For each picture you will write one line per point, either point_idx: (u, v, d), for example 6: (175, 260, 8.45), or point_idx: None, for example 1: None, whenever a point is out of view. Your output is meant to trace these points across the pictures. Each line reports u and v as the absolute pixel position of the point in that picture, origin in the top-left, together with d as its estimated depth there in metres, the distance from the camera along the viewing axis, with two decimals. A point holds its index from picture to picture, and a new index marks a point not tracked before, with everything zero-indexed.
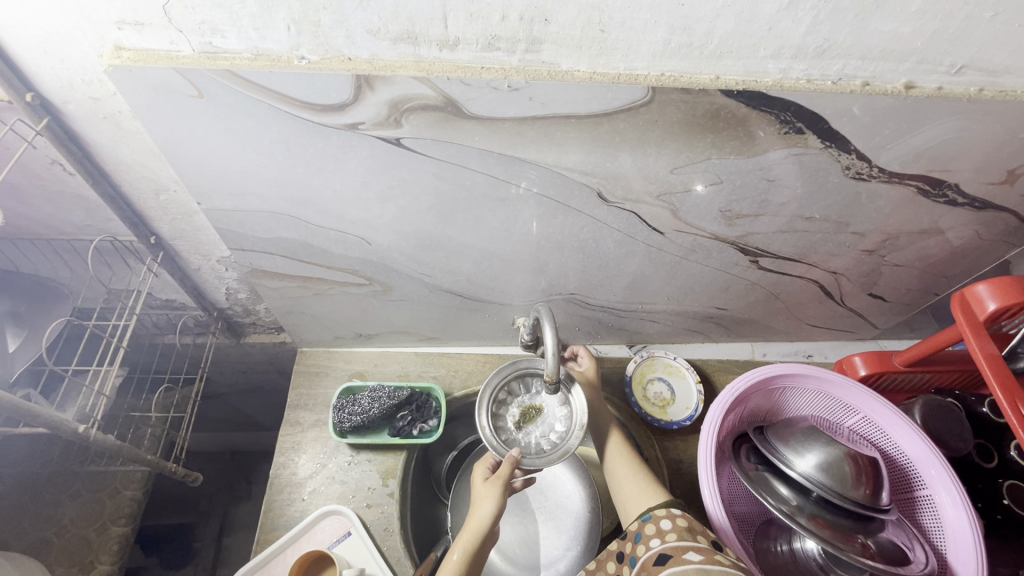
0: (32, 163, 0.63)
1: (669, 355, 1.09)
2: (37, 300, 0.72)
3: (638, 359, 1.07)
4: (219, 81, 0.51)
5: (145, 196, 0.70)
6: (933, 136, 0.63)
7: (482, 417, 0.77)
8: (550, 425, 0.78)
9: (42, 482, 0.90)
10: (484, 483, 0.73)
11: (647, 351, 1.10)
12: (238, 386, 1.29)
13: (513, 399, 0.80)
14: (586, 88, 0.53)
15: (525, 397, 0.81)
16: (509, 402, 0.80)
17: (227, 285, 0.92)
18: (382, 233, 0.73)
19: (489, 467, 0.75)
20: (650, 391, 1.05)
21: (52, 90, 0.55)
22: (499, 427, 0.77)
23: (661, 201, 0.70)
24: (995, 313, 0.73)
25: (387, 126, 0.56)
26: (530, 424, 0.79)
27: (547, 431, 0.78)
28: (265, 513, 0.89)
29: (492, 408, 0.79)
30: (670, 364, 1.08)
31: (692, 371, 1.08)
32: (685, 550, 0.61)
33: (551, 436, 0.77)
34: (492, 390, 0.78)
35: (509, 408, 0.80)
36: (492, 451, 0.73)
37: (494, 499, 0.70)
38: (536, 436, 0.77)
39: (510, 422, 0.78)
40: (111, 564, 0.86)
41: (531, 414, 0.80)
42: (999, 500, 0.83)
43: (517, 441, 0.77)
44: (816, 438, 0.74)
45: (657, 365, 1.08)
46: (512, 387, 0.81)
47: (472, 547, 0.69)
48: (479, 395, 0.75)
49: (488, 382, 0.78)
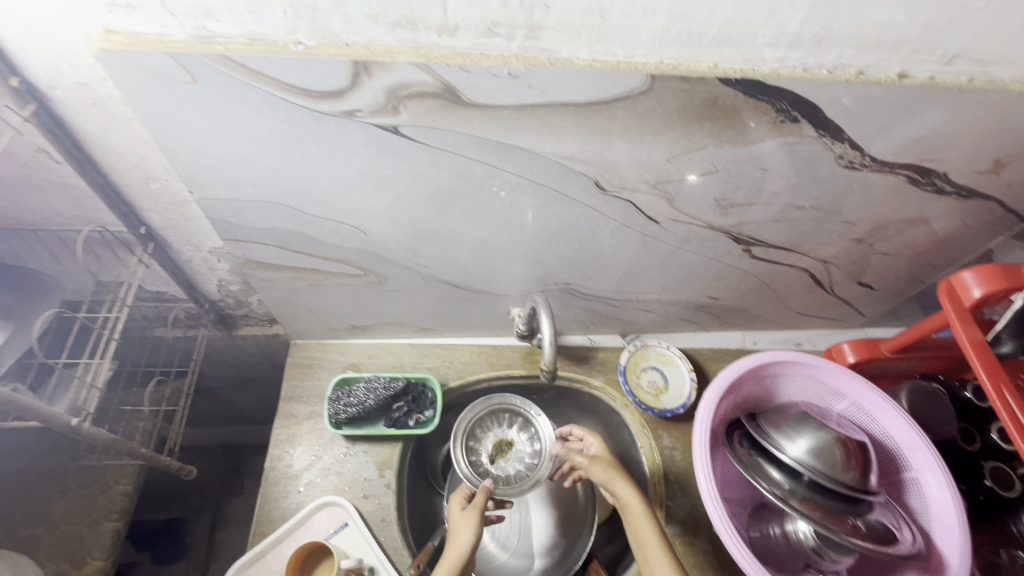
0: (18, 151, 0.61)
1: (662, 344, 1.10)
2: (23, 292, 0.70)
3: (631, 348, 1.08)
4: (213, 65, 0.49)
5: (136, 185, 0.68)
6: (922, 126, 0.64)
7: (458, 452, 0.94)
8: (520, 454, 0.99)
9: (33, 478, 0.88)
10: (460, 510, 0.78)
11: (640, 341, 1.11)
12: (230, 380, 1.28)
13: (487, 435, 0.99)
14: (585, 75, 0.53)
15: (497, 434, 1.00)
16: (483, 436, 0.99)
17: (219, 277, 0.91)
18: (378, 223, 0.72)
19: (465, 497, 0.81)
20: (644, 379, 1.07)
21: (39, 75, 0.54)
22: (476, 460, 0.96)
23: (657, 190, 0.71)
24: (980, 300, 0.75)
25: (385, 113, 0.55)
26: (503, 456, 0.98)
27: (517, 461, 0.98)
28: (261, 505, 0.88)
29: (467, 443, 0.96)
30: (663, 353, 1.09)
31: (685, 360, 1.09)
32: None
33: (520, 466, 0.97)
34: (465, 424, 0.95)
35: (483, 442, 0.98)
36: (465, 480, 0.91)
37: (472, 522, 0.75)
38: (510, 466, 0.97)
39: (485, 456, 0.97)
40: (104, 560, 0.86)
41: (503, 447, 0.99)
42: (981, 481, 0.86)
43: (492, 472, 0.95)
44: (807, 423, 0.76)
45: (651, 355, 1.09)
46: (487, 424, 0.99)
47: (454, 570, 0.69)
48: (455, 433, 0.93)
49: (461, 419, 0.96)
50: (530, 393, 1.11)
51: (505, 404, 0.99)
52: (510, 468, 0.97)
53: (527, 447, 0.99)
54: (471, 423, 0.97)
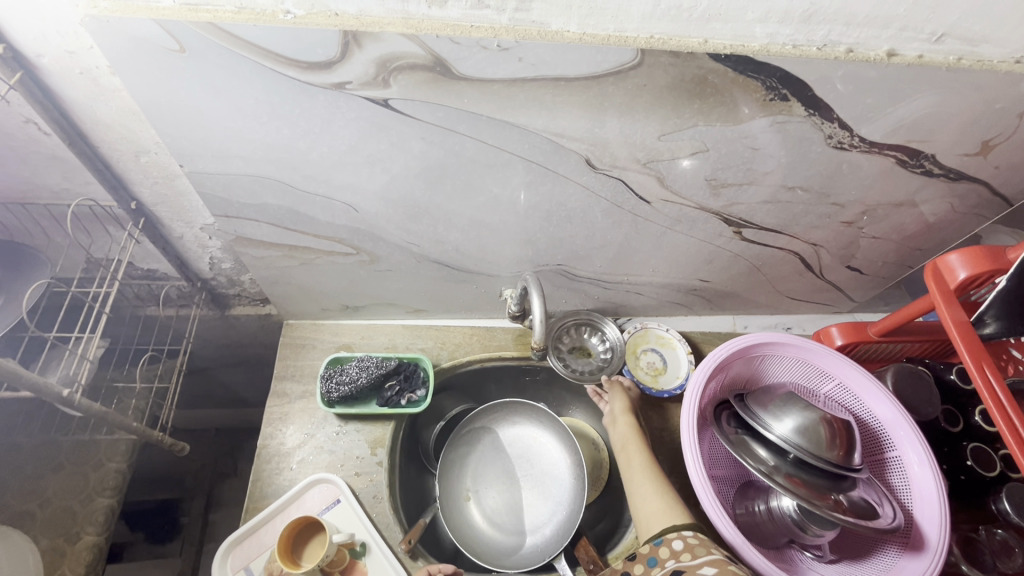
0: (5, 122, 0.61)
1: (662, 327, 1.12)
2: (15, 267, 0.71)
3: (632, 330, 1.10)
4: (202, 34, 0.49)
5: (125, 158, 0.68)
6: (911, 107, 0.65)
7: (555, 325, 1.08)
8: (593, 362, 1.08)
9: (27, 453, 0.89)
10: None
11: (640, 323, 1.12)
12: (223, 361, 1.28)
13: (578, 336, 1.11)
14: (575, 49, 0.53)
15: (586, 340, 1.11)
16: (577, 336, 1.10)
17: (211, 255, 0.90)
18: (369, 200, 0.72)
19: None
20: (643, 360, 1.08)
21: (26, 43, 0.53)
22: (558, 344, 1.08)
23: (648, 169, 0.71)
24: (965, 281, 0.77)
25: (375, 86, 0.55)
26: (579, 357, 1.09)
27: (586, 365, 1.08)
28: (253, 482, 0.89)
29: (563, 327, 1.09)
30: (663, 336, 1.11)
31: (684, 343, 1.10)
32: (698, 565, 0.62)
33: (587, 367, 1.07)
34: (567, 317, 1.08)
35: (571, 339, 1.10)
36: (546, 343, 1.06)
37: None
38: (579, 364, 1.07)
39: (566, 346, 1.09)
40: (98, 535, 0.86)
41: (584, 352, 1.10)
42: (963, 461, 0.87)
43: (563, 356, 1.07)
44: (794, 403, 0.77)
45: (650, 337, 1.11)
46: (582, 329, 1.11)
47: None
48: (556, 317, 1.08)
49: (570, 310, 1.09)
50: (523, 374, 1.12)
51: (600, 321, 1.10)
52: (577, 364, 1.07)
53: (600, 362, 1.08)
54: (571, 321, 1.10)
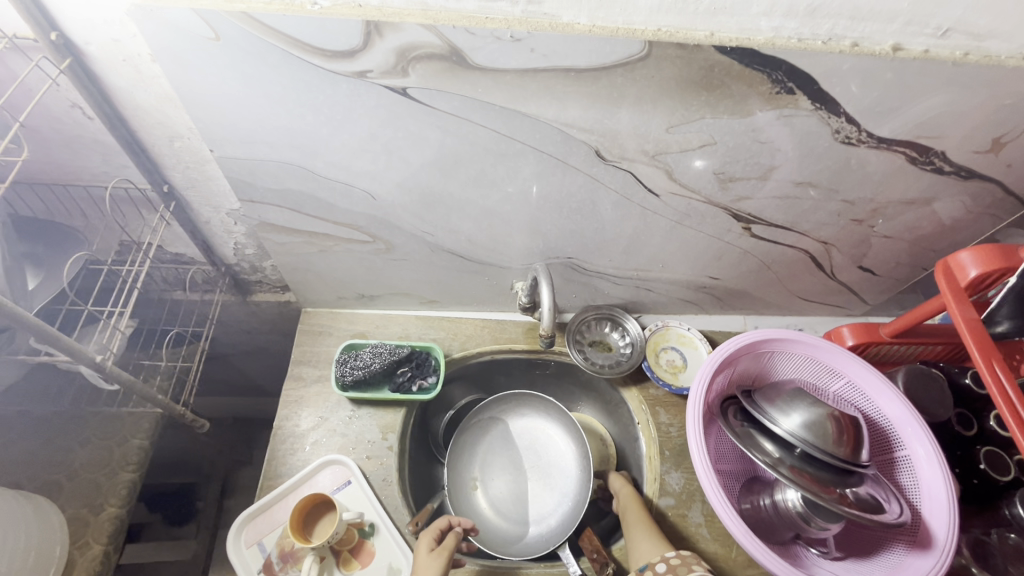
0: (53, 106, 0.65)
1: (683, 326, 1.14)
2: (55, 245, 0.76)
3: (653, 328, 1.12)
4: (235, 23, 0.53)
5: (160, 143, 0.72)
6: (920, 102, 0.66)
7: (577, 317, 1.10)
8: (613, 356, 1.09)
9: (57, 426, 0.94)
10: (428, 553, 0.77)
11: (662, 321, 1.15)
12: (243, 348, 1.32)
13: (600, 331, 1.12)
14: (585, 40, 0.56)
15: (608, 335, 1.12)
16: (598, 330, 1.12)
17: (235, 240, 0.95)
18: (387, 187, 0.75)
19: (435, 539, 0.80)
20: (663, 358, 1.10)
21: (76, 31, 0.57)
22: (580, 336, 1.10)
23: (657, 161, 0.73)
24: (976, 279, 0.76)
25: (394, 75, 0.59)
26: (600, 351, 1.10)
27: (607, 359, 1.08)
28: (268, 460, 0.92)
29: (584, 320, 1.11)
30: (683, 335, 1.13)
31: (705, 343, 1.12)
32: None
33: (607, 360, 1.08)
34: (590, 310, 1.10)
35: (592, 333, 1.11)
36: (567, 333, 1.08)
37: (438, 567, 0.75)
38: (600, 357, 1.08)
39: (588, 339, 1.10)
40: (120, 507, 0.89)
41: (605, 346, 1.10)
42: (976, 465, 0.86)
43: (584, 348, 1.08)
44: (801, 399, 0.76)
45: (671, 335, 1.13)
46: (604, 323, 1.12)
47: None
48: (578, 310, 1.09)
49: (592, 304, 1.11)
50: (533, 367, 1.14)
51: (622, 316, 1.11)
52: (598, 357, 1.08)
53: (621, 357, 1.09)
54: (592, 315, 1.11)
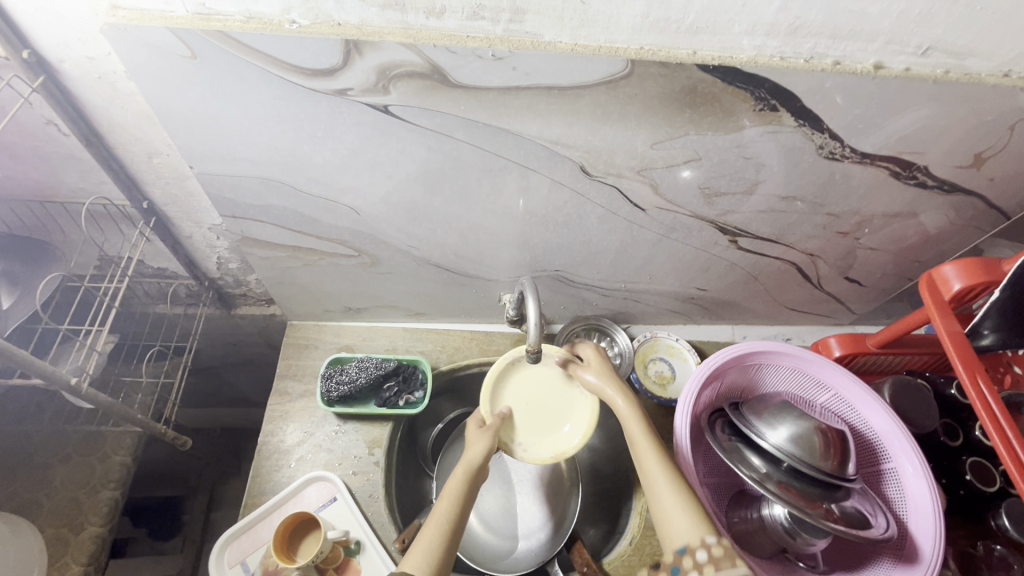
0: (27, 123, 0.64)
1: (671, 336, 1.14)
2: (32, 263, 0.75)
3: (643, 339, 1.12)
4: (213, 43, 0.52)
5: (139, 159, 0.71)
6: (902, 119, 0.66)
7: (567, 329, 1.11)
8: None
9: (36, 444, 0.92)
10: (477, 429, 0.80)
11: (650, 333, 1.15)
12: (229, 360, 1.31)
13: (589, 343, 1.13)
14: (566, 59, 0.55)
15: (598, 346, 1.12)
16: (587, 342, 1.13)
17: (218, 254, 0.93)
18: (370, 202, 0.74)
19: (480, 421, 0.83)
20: (652, 369, 1.09)
21: (48, 48, 0.56)
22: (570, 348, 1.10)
23: (642, 176, 0.73)
24: (960, 293, 0.76)
25: (375, 93, 0.58)
26: None
27: None
28: (252, 477, 0.91)
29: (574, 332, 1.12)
30: (672, 345, 1.13)
31: (694, 353, 1.12)
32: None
33: None
34: (579, 322, 1.11)
35: None
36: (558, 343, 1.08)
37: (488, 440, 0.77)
38: None
39: None
40: (101, 526, 0.87)
41: None
42: (962, 476, 0.87)
43: None
44: (788, 412, 0.76)
45: (660, 346, 1.13)
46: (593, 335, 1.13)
47: (464, 470, 0.72)
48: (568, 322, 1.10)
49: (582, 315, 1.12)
50: None
51: (611, 329, 1.12)
52: None
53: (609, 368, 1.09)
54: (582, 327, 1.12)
